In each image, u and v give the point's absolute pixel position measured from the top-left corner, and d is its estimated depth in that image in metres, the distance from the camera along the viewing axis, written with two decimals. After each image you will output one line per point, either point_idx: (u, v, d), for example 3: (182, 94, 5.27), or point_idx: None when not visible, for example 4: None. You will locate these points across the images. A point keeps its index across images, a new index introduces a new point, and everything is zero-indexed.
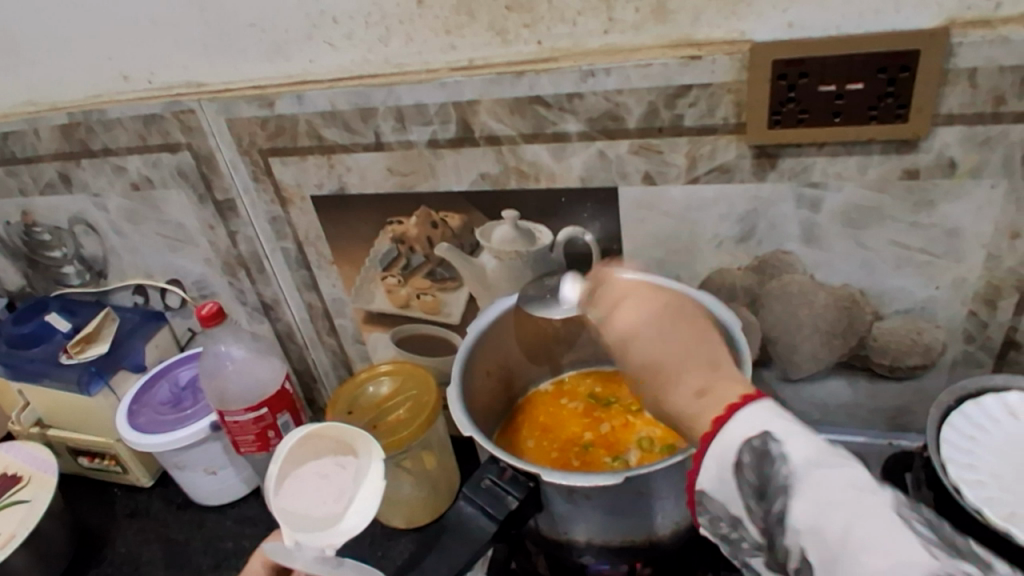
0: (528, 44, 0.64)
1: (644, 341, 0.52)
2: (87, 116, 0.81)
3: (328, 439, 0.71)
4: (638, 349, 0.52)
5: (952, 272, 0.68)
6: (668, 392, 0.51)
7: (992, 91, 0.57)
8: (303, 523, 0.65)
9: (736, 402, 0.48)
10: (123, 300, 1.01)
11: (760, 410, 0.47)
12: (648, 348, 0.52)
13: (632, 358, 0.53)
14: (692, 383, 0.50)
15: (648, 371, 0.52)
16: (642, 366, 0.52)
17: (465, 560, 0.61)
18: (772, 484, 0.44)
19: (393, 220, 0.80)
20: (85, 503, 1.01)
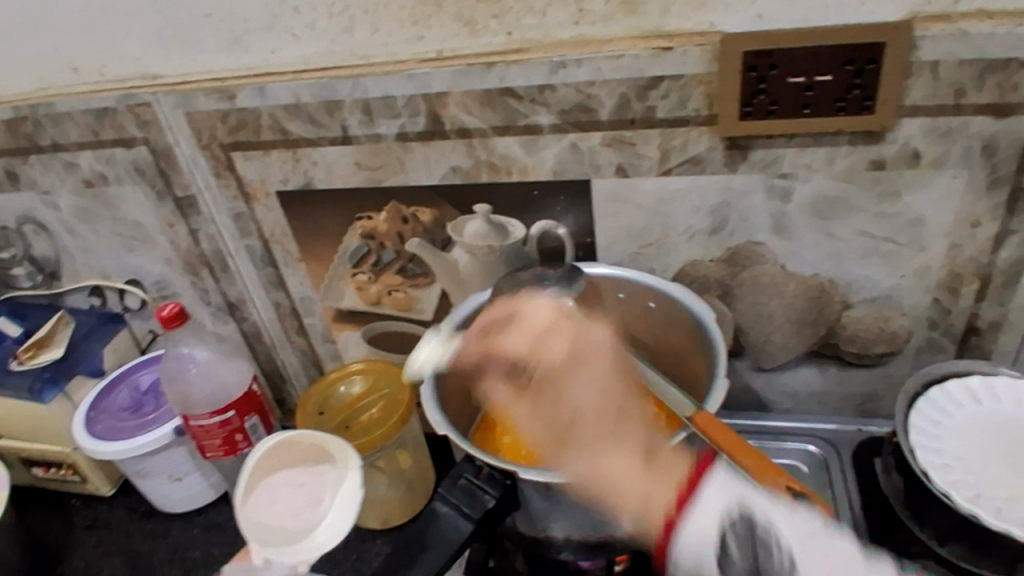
0: (497, 35, 0.63)
1: (585, 364, 0.63)
2: (34, 109, 0.77)
3: (302, 446, 0.75)
4: (570, 364, 0.63)
5: (916, 261, 0.69)
6: (600, 424, 0.59)
7: (952, 84, 0.58)
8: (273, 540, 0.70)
9: (696, 473, 0.54)
10: (78, 302, 0.97)
11: (719, 476, 0.53)
12: (584, 371, 0.62)
13: (567, 383, 0.62)
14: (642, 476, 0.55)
15: (580, 399, 0.61)
16: (576, 389, 0.62)
17: (439, 566, 0.60)
18: (767, 562, 0.49)
19: (362, 215, 0.78)
20: (42, 515, 0.96)
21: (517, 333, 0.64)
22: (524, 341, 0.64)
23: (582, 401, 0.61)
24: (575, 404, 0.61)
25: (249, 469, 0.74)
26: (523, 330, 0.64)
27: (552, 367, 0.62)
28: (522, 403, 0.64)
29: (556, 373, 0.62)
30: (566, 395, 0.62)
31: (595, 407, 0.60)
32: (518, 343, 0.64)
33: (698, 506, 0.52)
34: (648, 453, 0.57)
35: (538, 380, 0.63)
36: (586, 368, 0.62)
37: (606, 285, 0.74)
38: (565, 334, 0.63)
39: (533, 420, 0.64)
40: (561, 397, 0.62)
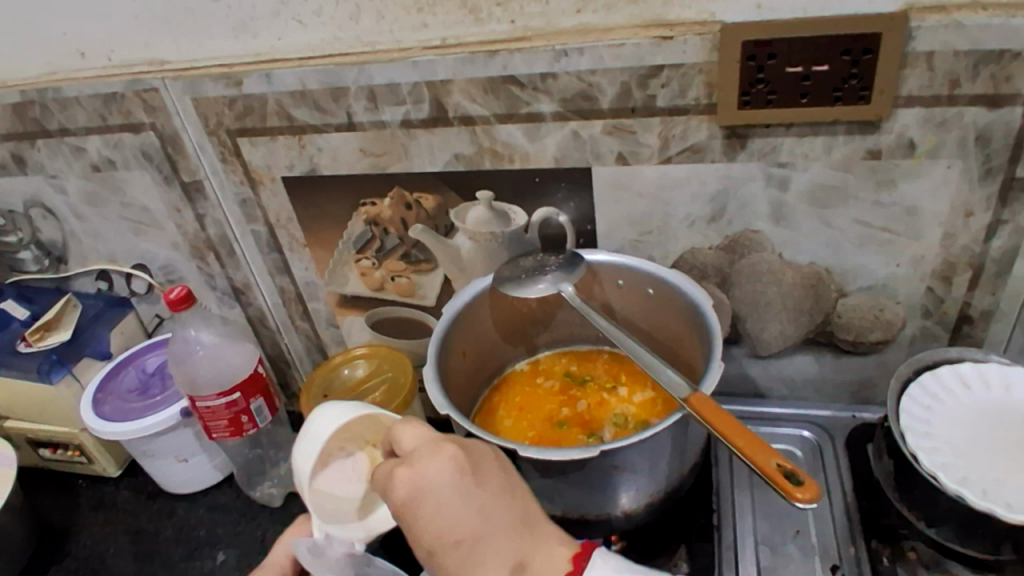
0: (501, 23, 0.64)
1: (432, 507, 0.52)
2: (41, 94, 0.78)
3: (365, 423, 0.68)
4: (426, 516, 0.52)
5: (912, 249, 0.70)
6: (455, 565, 0.51)
7: (947, 74, 0.59)
8: (331, 513, 0.68)
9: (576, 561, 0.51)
10: (85, 287, 0.99)
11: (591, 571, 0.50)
12: (441, 523, 0.51)
13: (422, 525, 0.52)
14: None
15: (438, 543, 0.51)
16: (431, 534, 0.52)
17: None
18: None
19: (366, 201, 0.80)
20: (49, 495, 0.98)
21: (378, 475, 0.56)
22: (382, 488, 0.55)
23: (438, 540, 0.51)
24: (420, 532, 0.52)
25: (314, 445, 0.65)
26: (380, 481, 0.55)
27: (405, 514, 0.53)
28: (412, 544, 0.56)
29: (405, 514, 0.53)
30: (426, 544, 0.52)
31: (454, 538, 0.51)
32: (383, 483, 0.55)
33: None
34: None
35: (408, 521, 0.53)
36: (444, 517, 0.51)
37: (605, 271, 0.75)
38: (410, 477, 0.53)
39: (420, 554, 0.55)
40: (422, 544, 0.52)
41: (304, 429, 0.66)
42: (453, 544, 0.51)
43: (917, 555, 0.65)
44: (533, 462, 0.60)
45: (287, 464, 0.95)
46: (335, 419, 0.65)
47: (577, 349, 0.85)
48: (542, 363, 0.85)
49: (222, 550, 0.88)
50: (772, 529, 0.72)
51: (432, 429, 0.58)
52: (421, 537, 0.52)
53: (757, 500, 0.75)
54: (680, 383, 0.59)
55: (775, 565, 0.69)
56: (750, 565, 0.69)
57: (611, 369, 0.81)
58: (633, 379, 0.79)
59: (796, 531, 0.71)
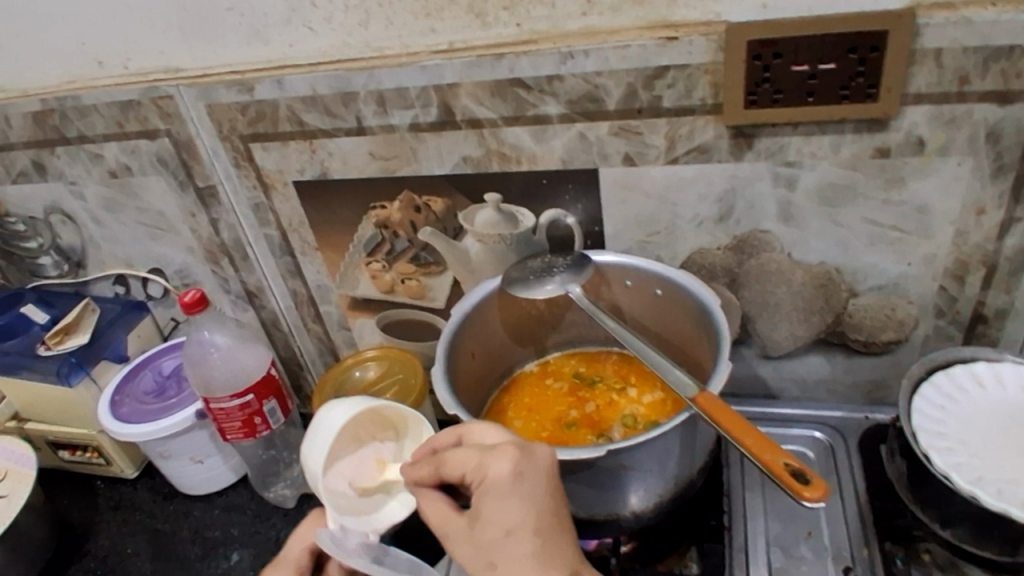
0: (507, 26, 0.65)
1: (520, 493, 0.52)
2: (60, 102, 0.80)
3: (369, 415, 0.68)
4: (509, 500, 0.52)
5: (923, 248, 0.70)
6: (519, 558, 0.51)
7: (957, 71, 0.59)
8: (346, 508, 0.65)
9: None
10: (103, 291, 1.01)
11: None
12: (524, 511, 0.52)
13: (506, 505, 0.52)
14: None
15: (512, 528, 0.52)
16: (507, 518, 0.52)
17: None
18: None
19: (376, 205, 0.81)
20: (69, 496, 1.00)
21: (458, 453, 0.56)
22: (463, 465, 0.55)
23: (513, 527, 0.52)
24: (492, 513, 0.52)
25: (329, 436, 0.63)
26: (462, 458, 0.56)
27: (485, 496, 0.53)
28: (453, 534, 0.55)
29: (485, 493, 0.53)
30: (495, 528, 0.52)
31: (534, 527, 0.52)
32: (464, 462, 0.55)
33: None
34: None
35: (483, 503, 0.53)
36: (525, 505, 0.52)
37: (613, 272, 0.75)
38: (509, 459, 0.54)
39: (459, 544, 0.54)
40: (488, 526, 0.52)
41: (314, 425, 0.65)
42: (525, 539, 0.51)
43: (931, 557, 0.66)
44: None
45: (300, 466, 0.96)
46: (345, 409, 0.65)
47: (586, 350, 0.85)
48: (551, 364, 0.85)
49: (236, 551, 0.89)
50: (784, 530, 0.72)
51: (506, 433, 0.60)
52: (495, 520, 0.52)
53: (769, 502, 0.74)
54: (687, 382, 0.59)
55: (787, 566, 0.69)
56: (761, 566, 0.69)
57: (620, 370, 0.81)
58: (642, 379, 0.79)
59: (808, 532, 0.71)
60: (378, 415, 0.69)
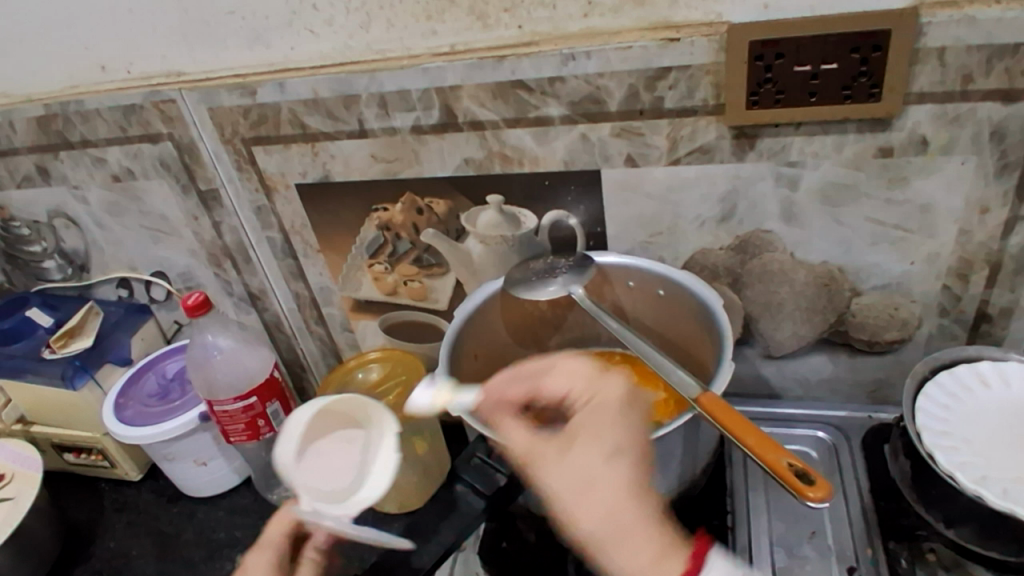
0: (508, 28, 0.65)
1: (625, 411, 0.54)
2: (63, 107, 0.81)
3: (341, 408, 0.71)
4: (617, 414, 0.54)
5: (926, 247, 0.70)
6: (620, 469, 0.50)
7: (960, 69, 0.59)
8: (322, 494, 0.66)
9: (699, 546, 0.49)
10: (106, 294, 1.01)
11: (716, 562, 0.48)
12: (629, 428, 0.53)
13: (621, 421, 0.53)
14: (637, 529, 0.48)
15: (619, 439, 0.52)
16: (613, 428, 0.53)
17: (437, 552, 0.62)
18: None
19: (378, 207, 0.81)
20: (74, 498, 1.00)
21: (558, 376, 0.58)
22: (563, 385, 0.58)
23: (621, 438, 0.52)
24: (598, 423, 0.53)
25: (300, 425, 0.68)
26: (564, 378, 0.58)
27: (592, 408, 0.54)
28: (544, 447, 0.53)
29: (599, 409, 0.54)
30: (600, 437, 0.52)
31: (640, 449, 0.52)
32: (565, 383, 0.58)
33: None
34: (649, 530, 0.48)
35: (587, 416, 0.54)
36: (629, 423, 0.54)
37: (615, 273, 0.75)
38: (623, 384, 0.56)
39: (551, 453, 0.52)
40: (591, 435, 0.52)
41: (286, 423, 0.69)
42: (629, 454, 0.52)
43: (936, 557, 0.65)
44: None
45: None
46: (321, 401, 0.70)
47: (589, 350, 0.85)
48: None
49: (241, 552, 0.90)
50: (788, 530, 0.72)
51: None
52: (602, 430, 0.53)
53: (772, 502, 0.74)
54: (690, 383, 0.59)
55: (791, 566, 0.69)
56: (764, 566, 0.69)
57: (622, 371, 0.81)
58: (645, 380, 0.79)
59: (811, 532, 0.71)
60: (350, 409, 0.72)
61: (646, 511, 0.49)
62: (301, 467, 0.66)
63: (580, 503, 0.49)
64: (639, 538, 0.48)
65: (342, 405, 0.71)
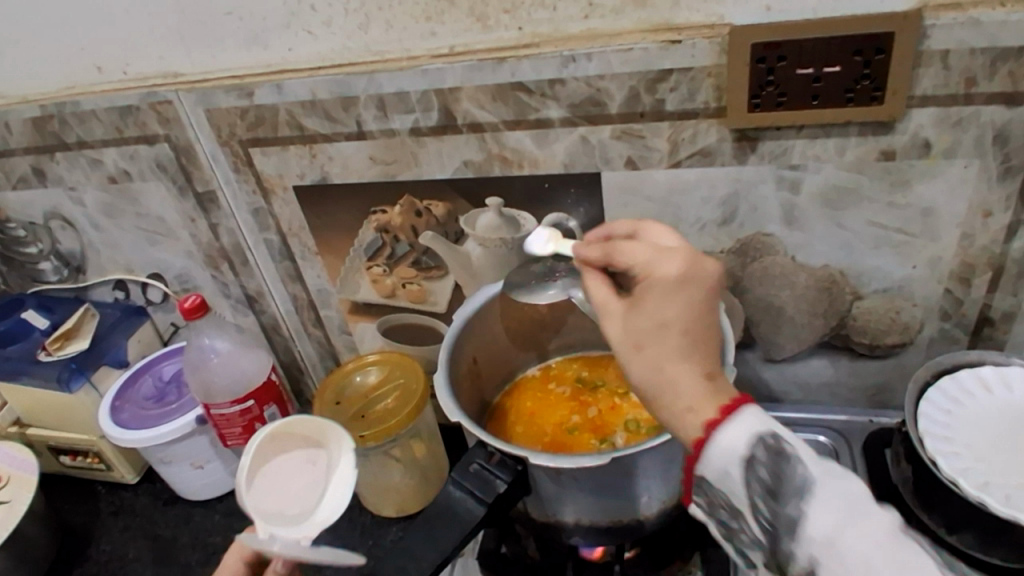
0: (508, 29, 0.64)
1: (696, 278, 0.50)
2: (60, 108, 0.80)
3: (296, 433, 0.72)
4: (686, 277, 0.50)
5: (928, 251, 0.69)
6: (677, 338, 0.49)
7: (963, 73, 0.58)
8: (278, 517, 0.65)
9: (729, 404, 0.46)
10: (102, 296, 1.00)
11: (749, 414, 0.45)
12: (695, 294, 0.50)
13: (670, 299, 0.50)
14: (687, 386, 0.47)
15: (682, 305, 0.49)
16: (675, 295, 0.50)
17: (435, 563, 0.60)
18: (786, 486, 0.43)
19: (377, 209, 0.80)
20: (69, 502, 1.00)
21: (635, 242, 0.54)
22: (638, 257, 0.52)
23: (687, 303, 0.49)
24: (665, 290, 0.50)
25: (249, 451, 0.68)
26: (641, 253, 0.52)
27: (659, 277, 0.51)
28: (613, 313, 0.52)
29: (653, 286, 0.51)
30: (659, 308, 0.50)
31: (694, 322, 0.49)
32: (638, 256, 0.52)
33: (720, 435, 0.45)
34: (698, 390, 0.47)
35: (655, 286, 0.50)
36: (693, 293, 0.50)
37: None
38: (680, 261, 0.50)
39: (616, 324, 0.51)
40: (656, 303, 0.50)
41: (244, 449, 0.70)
42: (679, 331, 0.49)
43: None
44: (544, 468, 0.60)
45: None
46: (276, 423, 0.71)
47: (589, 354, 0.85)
48: (553, 369, 0.84)
49: None
50: None
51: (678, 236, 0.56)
52: (668, 297, 0.50)
53: None
54: None
55: None
56: None
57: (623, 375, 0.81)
58: None
59: None
60: (305, 433, 0.72)
61: (699, 376, 0.48)
62: (254, 491, 0.66)
63: (638, 367, 0.49)
64: (687, 391, 0.47)
65: (298, 427, 0.72)
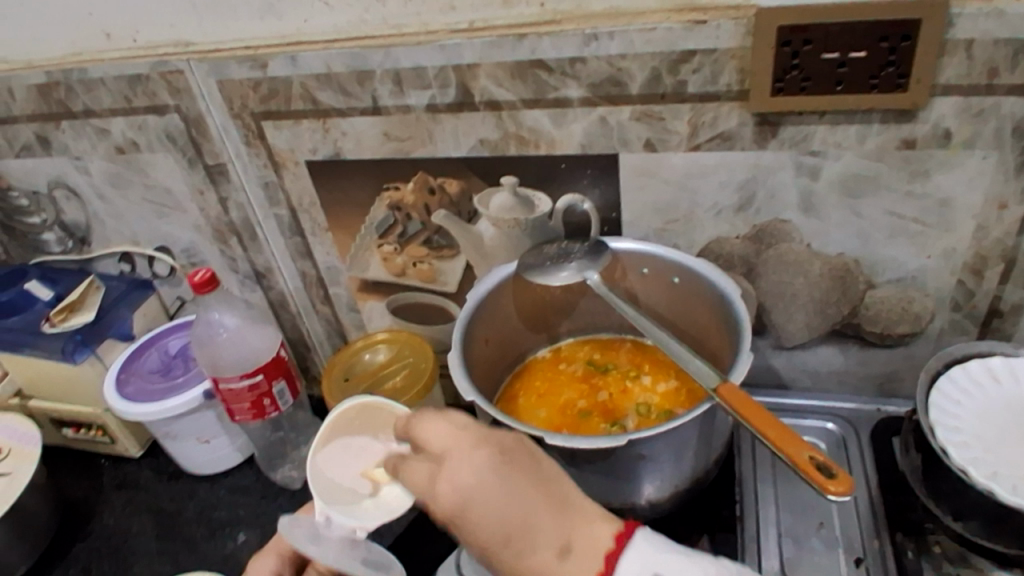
0: (529, 6, 0.63)
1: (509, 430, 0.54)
2: (66, 75, 0.78)
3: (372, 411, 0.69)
4: (501, 431, 0.53)
5: (943, 242, 0.69)
6: (524, 481, 0.50)
7: (987, 63, 0.58)
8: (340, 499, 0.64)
9: (613, 547, 0.48)
10: (108, 268, 0.99)
11: (638, 551, 0.47)
12: (521, 442, 0.53)
13: (470, 521, 0.49)
14: (553, 538, 0.48)
15: (512, 454, 0.51)
16: (496, 439, 0.52)
17: None
18: None
19: (389, 186, 0.79)
20: (73, 474, 1.00)
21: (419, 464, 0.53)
22: (450, 414, 0.55)
23: (517, 454, 0.51)
24: (487, 439, 0.52)
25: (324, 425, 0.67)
26: (438, 413, 0.55)
27: (460, 440, 0.52)
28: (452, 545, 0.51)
29: (457, 511, 0.50)
30: (495, 443, 0.52)
31: (502, 531, 0.48)
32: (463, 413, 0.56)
33: None
34: (566, 538, 0.48)
35: (481, 425, 0.54)
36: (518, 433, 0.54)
37: (630, 260, 0.74)
38: (447, 477, 0.50)
39: (462, 471, 0.50)
40: (484, 449, 0.51)
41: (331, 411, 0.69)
42: (502, 541, 0.48)
43: (942, 549, 0.66)
44: (559, 450, 0.60)
45: (306, 448, 0.96)
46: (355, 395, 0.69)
47: (599, 338, 0.85)
48: (563, 350, 0.84)
49: (243, 531, 0.89)
50: (795, 521, 0.72)
51: (449, 419, 0.54)
52: (491, 443, 0.52)
53: (781, 490, 0.74)
54: (709, 373, 0.59)
55: (798, 557, 0.69)
56: (772, 559, 0.69)
57: (634, 358, 0.81)
58: (656, 369, 0.79)
59: (819, 523, 0.71)
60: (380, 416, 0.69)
61: (542, 554, 0.48)
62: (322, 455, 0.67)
63: (485, 535, 0.49)
64: (551, 545, 0.48)
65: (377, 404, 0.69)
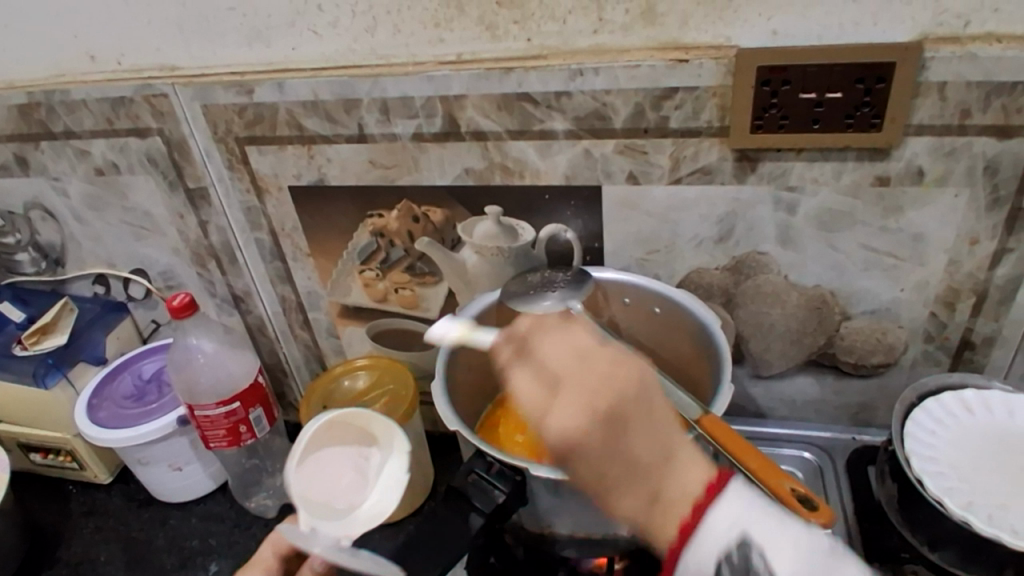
0: (517, 41, 0.65)
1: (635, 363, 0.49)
2: (48, 96, 0.78)
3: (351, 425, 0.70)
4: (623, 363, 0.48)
5: (916, 275, 0.71)
6: (626, 440, 0.46)
7: (959, 105, 0.60)
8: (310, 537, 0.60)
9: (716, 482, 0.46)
10: (81, 290, 0.98)
11: (733, 495, 0.45)
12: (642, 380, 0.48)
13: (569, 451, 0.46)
14: (648, 483, 0.45)
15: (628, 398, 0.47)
16: (614, 378, 0.47)
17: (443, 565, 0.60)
18: None
19: (373, 213, 0.79)
20: (38, 501, 0.97)
21: (527, 381, 0.50)
22: (572, 341, 0.50)
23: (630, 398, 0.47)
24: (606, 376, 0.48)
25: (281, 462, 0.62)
26: (563, 337, 0.51)
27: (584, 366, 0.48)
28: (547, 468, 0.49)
29: (557, 440, 0.47)
30: (611, 383, 0.47)
31: (596, 468, 0.46)
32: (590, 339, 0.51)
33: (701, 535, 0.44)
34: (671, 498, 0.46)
35: (604, 360, 0.48)
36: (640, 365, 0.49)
37: (612, 289, 0.75)
38: (563, 402, 0.47)
39: (571, 407, 0.47)
40: (599, 388, 0.47)
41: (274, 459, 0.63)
42: (595, 477, 0.46)
43: None
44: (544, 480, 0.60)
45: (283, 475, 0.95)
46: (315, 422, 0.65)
47: None
48: None
49: (215, 561, 0.87)
50: None
51: (576, 344, 0.50)
52: (609, 383, 0.47)
53: None
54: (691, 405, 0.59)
55: None
56: None
57: None
58: None
59: None
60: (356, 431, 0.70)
61: (633, 499, 0.45)
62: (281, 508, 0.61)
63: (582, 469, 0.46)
64: (640, 496, 0.45)
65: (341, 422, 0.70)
